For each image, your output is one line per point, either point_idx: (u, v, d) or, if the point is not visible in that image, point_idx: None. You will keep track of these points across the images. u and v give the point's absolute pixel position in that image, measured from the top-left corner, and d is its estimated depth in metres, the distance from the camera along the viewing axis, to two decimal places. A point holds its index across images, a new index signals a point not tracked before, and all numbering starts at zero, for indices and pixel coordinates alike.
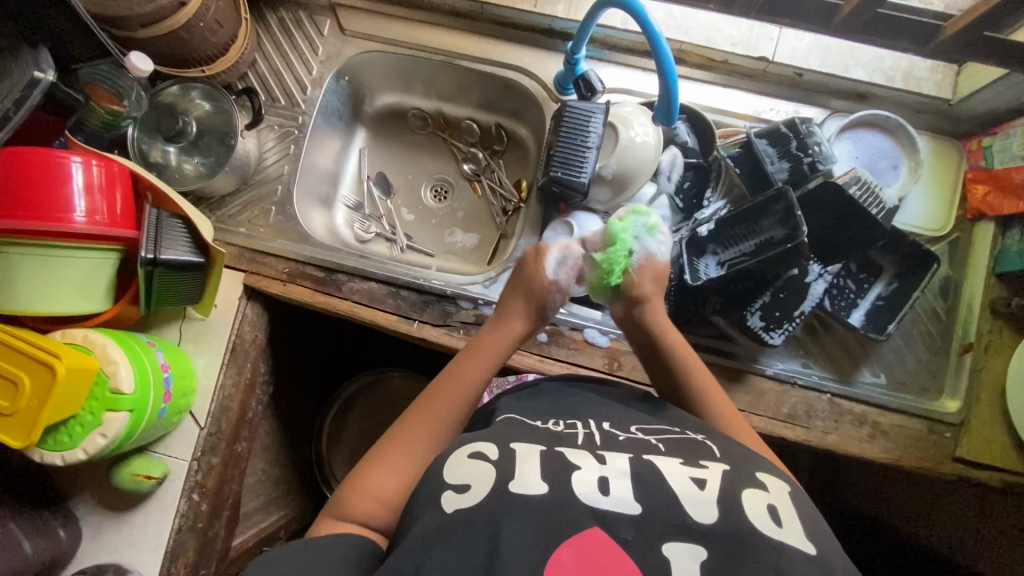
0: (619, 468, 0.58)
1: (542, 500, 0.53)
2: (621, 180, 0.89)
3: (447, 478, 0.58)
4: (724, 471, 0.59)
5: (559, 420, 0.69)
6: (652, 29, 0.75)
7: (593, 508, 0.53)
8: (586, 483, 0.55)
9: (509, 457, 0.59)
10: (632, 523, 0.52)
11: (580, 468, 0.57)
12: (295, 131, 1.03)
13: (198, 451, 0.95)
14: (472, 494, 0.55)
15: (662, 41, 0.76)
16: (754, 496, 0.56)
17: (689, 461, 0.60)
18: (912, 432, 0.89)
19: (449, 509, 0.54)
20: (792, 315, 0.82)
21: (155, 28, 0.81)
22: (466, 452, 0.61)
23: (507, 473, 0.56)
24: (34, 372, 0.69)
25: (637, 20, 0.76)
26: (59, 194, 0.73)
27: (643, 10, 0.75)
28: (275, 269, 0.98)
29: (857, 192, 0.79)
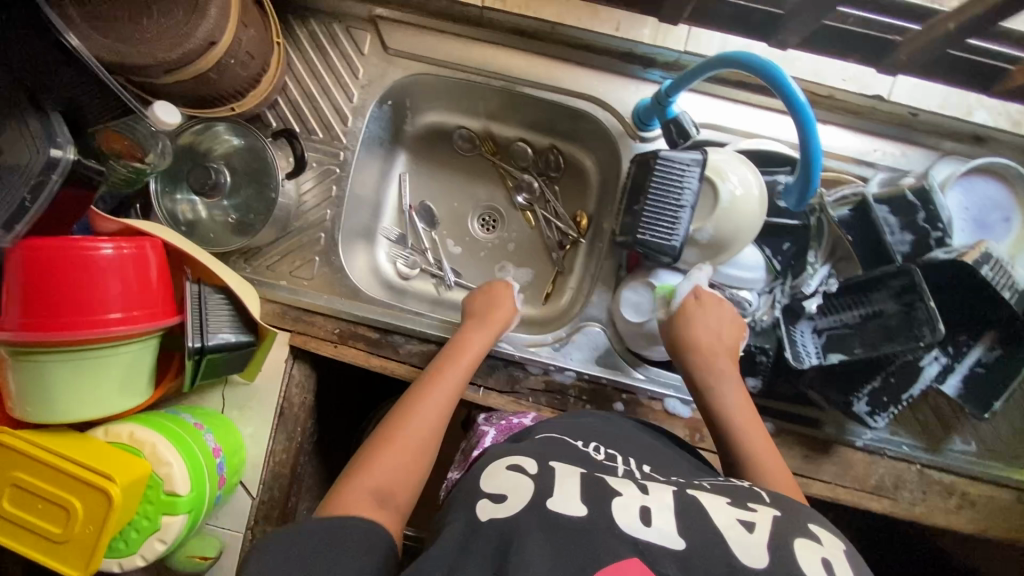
0: (663, 501, 0.53)
1: (579, 522, 0.50)
2: (716, 245, 0.79)
3: (483, 486, 0.56)
4: (773, 516, 0.53)
5: (599, 446, 0.65)
6: (800, 104, 0.62)
7: (634, 539, 0.49)
8: (626, 511, 0.51)
9: (550, 473, 0.56)
10: (675, 559, 0.48)
11: (621, 495, 0.53)
12: (336, 169, 0.91)
13: (251, 522, 0.89)
14: (508, 505, 0.53)
15: (808, 110, 0.62)
16: (806, 548, 0.49)
17: (737, 503, 0.55)
18: (1000, 503, 0.86)
19: (483, 517, 0.53)
20: (900, 398, 0.76)
21: (179, 74, 0.68)
22: (504, 463, 0.59)
23: (545, 489, 0.53)
24: (86, 496, 0.62)
25: (782, 95, 0.63)
26: (88, 291, 0.62)
27: (784, 76, 0.62)
28: (323, 329, 0.89)
29: (989, 272, 0.69)
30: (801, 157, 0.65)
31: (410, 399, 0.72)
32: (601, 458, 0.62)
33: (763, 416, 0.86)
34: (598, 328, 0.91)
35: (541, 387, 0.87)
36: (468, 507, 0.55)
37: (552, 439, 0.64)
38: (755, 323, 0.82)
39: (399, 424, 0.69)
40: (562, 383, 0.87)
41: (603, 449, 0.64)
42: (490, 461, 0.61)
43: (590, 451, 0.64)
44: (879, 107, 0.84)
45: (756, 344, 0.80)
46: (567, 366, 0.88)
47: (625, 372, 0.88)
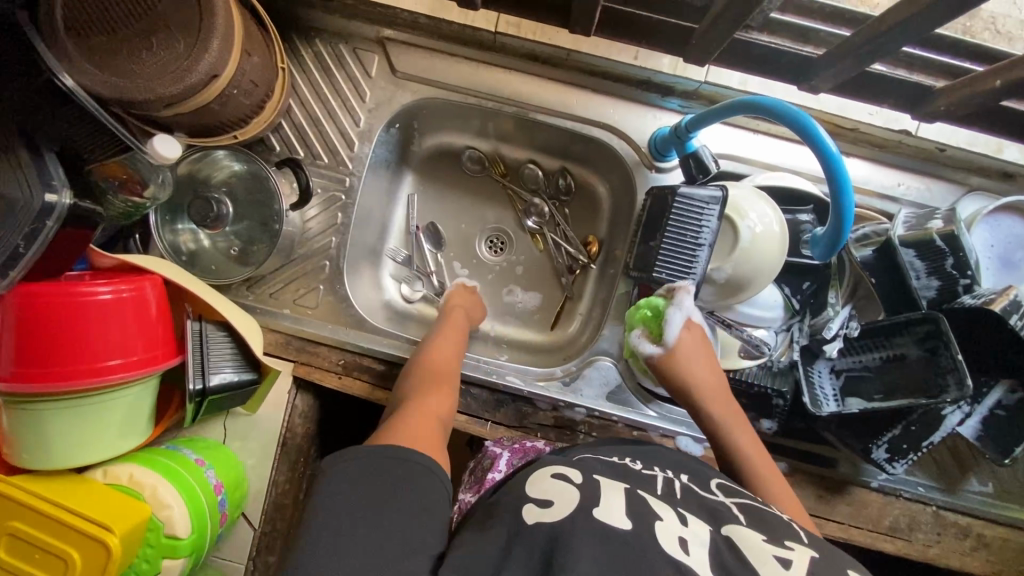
0: (700, 536, 0.52)
1: (623, 534, 0.49)
2: (734, 285, 0.77)
3: (529, 492, 0.56)
4: (812, 556, 0.50)
5: (636, 459, 0.66)
6: (834, 156, 0.59)
7: (673, 559, 0.48)
8: (668, 534, 0.50)
9: (593, 484, 0.56)
10: None
11: (661, 519, 0.52)
12: (342, 195, 0.88)
13: (253, 553, 0.88)
14: (554, 510, 0.52)
15: (842, 165, 0.60)
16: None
17: (773, 539, 0.52)
18: (1016, 545, 0.85)
19: (529, 520, 0.52)
20: (920, 446, 0.74)
21: (179, 107, 0.65)
22: (550, 471, 0.59)
23: (590, 496, 0.53)
24: (83, 547, 0.61)
25: (814, 147, 0.60)
26: (86, 337, 0.60)
27: (814, 127, 0.60)
28: (327, 361, 0.86)
29: (1019, 323, 0.67)
30: (832, 209, 0.62)
31: (423, 365, 0.78)
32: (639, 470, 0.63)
33: (777, 456, 0.84)
34: (609, 362, 0.89)
35: (550, 423, 0.85)
36: (513, 511, 0.54)
37: (589, 457, 0.64)
38: (771, 364, 0.79)
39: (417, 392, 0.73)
40: (572, 419, 0.86)
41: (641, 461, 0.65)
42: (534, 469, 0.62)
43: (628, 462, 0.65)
44: (905, 141, 0.81)
45: (772, 388, 0.78)
46: (576, 402, 0.86)
47: (636, 409, 0.86)
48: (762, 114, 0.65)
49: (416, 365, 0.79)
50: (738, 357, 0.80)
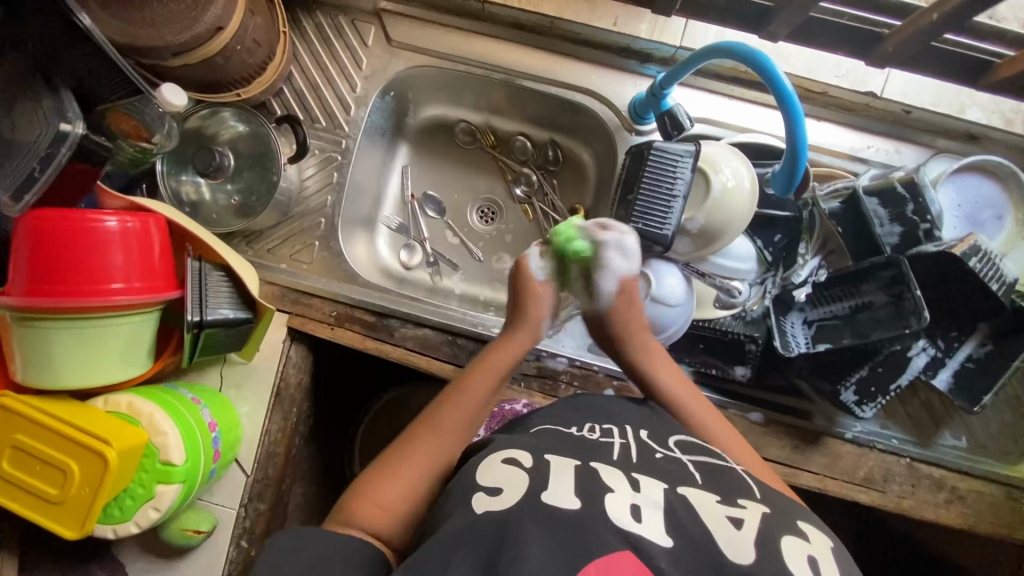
0: (654, 499, 0.51)
1: (573, 515, 0.48)
2: (707, 235, 0.80)
3: (478, 479, 0.55)
4: (763, 513, 0.51)
5: (593, 426, 0.64)
6: (788, 94, 0.63)
7: (625, 532, 0.47)
8: (618, 506, 0.49)
9: (542, 466, 0.54)
10: (667, 552, 0.46)
11: (612, 492, 0.51)
12: (338, 157, 0.93)
13: (245, 498, 0.91)
14: (503, 499, 0.51)
15: (797, 103, 0.64)
16: (794, 545, 0.47)
17: (726, 499, 0.52)
18: (990, 498, 0.87)
19: (478, 509, 0.50)
20: (888, 389, 0.77)
21: (187, 57, 0.71)
22: (500, 457, 0.57)
23: (541, 481, 0.52)
24: (82, 459, 0.64)
25: (769, 85, 0.64)
26: (93, 259, 0.65)
27: (772, 65, 0.64)
28: (320, 312, 0.90)
29: (977, 265, 0.71)
30: (787, 147, 0.66)
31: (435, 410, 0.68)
32: (595, 436, 0.61)
33: (752, 406, 0.87)
34: None
35: (533, 373, 0.88)
36: (465, 502, 0.51)
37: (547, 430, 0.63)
38: (745, 312, 0.82)
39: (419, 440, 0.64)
40: (553, 369, 0.89)
41: (598, 427, 0.64)
42: (485, 452, 0.60)
43: (585, 430, 0.64)
44: (872, 104, 0.85)
45: (745, 333, 0.81)
46: (558, 352, 0.89)
47: None
48: (726, 58, 0.68)
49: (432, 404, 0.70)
50: (713, 307, 0.84)
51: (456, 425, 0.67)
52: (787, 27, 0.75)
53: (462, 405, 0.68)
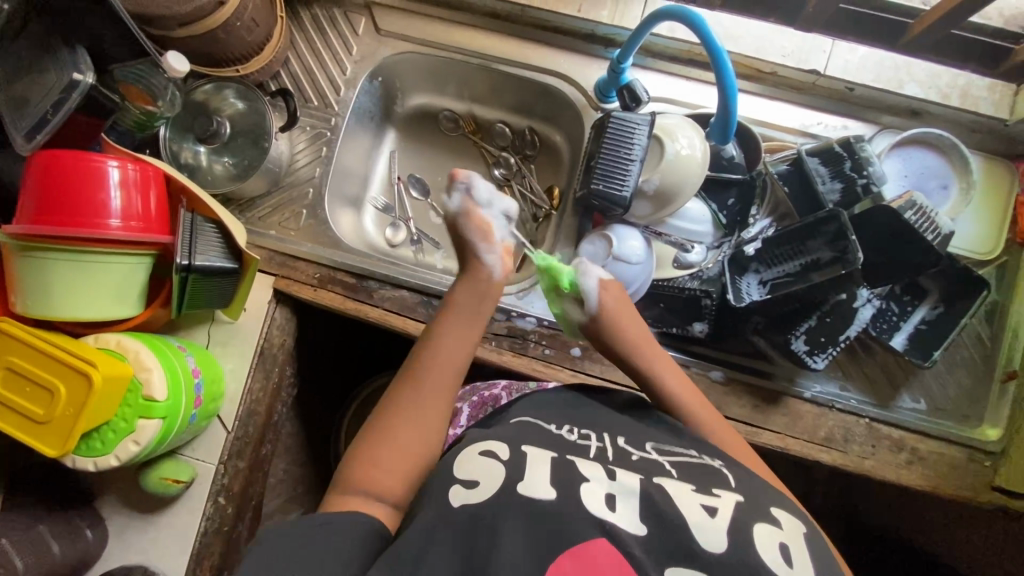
0: (630, 487, 0.53)
1: (551, 507, 0.50)
2: (664, 196, 0.86)
3: (456, 473, 0.56)
4: (736, 502, 0.53)
5: (574, 428, 0.64)
6: (714, 41, 0.71)
7: (599, 519, 0.50)
8: (594, 495, 0.51)
9: (520, 459, 0.56)
10: (639, 542, 0.49)
11: (588, 481, 0.53)
12: (327, 133, 1.01)
13: (225, 454, 0.94)
14: (480, 491, 0.53)
15: (724, 55, 0.72)
16: (766, 534, 0.51)
17: (701, 488, 0.55)
18: (952, 460, 0.88)
19: (455, 503, 0.52)
20: (838, 340, 0.81)
21: (191, 28, 0.80)
22: (477, 449, 0.58)
23: (516, 474, 0.54)
24: (70, 381, 0.69)
25: (698, 35, 0.71)
26: (95, 197, 0.72)
27: (703, 21, 0.71)
28: (305, 274, 0.96)
29: (913, 217, 0.77)
30: (718, 91, 0.74)
31: (412, 373, 0.66)
32: (574, 438, 0.61)
33: (713, 365, 0.90)
34: None
35: (504, 332, 0.93)
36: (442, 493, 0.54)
37: (527, 425, 0.63)
38: (702, 272, 0.87)
39: (401, 404, 0.64)
40: (523, 329, 0.93)
41: (579, 430, 0.63)
42: (462, 447, 0.60)
43: (565, 432, 0.63)
44: (818, 82, 0.91)
45: (701, 289, 0.85)
46: (527, 312, 0.93)
47: None
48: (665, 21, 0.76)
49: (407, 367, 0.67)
50: (671, 267, 0.90)
51: (435, 380, 0.66)
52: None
53: (438, 361, 0.67)
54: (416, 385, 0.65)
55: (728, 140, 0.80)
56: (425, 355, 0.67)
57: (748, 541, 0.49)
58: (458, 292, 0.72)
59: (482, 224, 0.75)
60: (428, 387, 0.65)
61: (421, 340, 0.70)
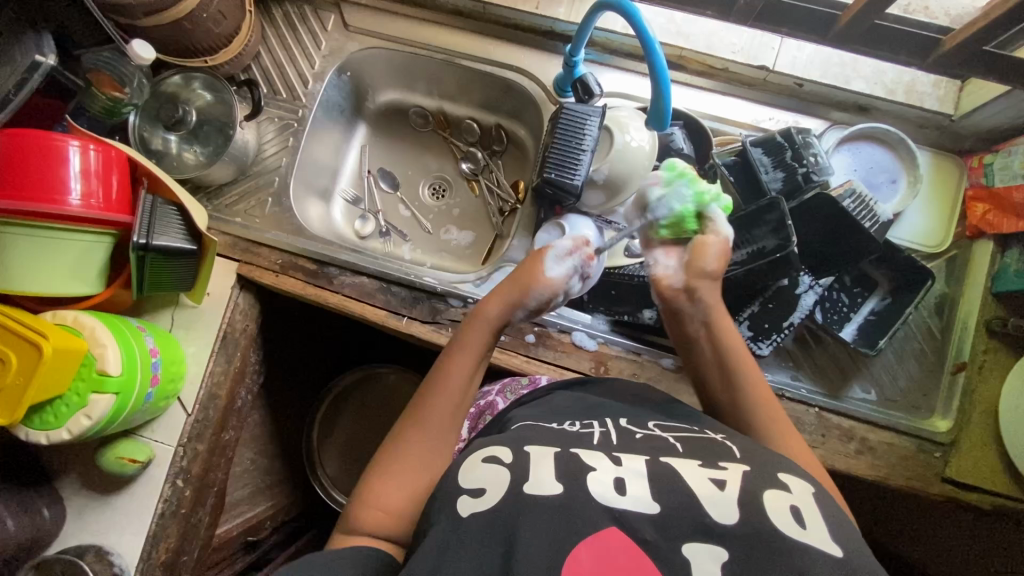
0: (637, 469, 0.54)
1: (557, 499, 0.50)
2: (614, 185, 0.89)
3: (461, 483, 0.56)
4: (743, 472, 0.54)
5: (575, 420, 0.67)
6: (644, 28, 0.74)
7: (610, 508, 0.50)
8: (601, 482, 0.52)
9: (523, 459, 0.56)
10: (653, 522, 0.49)
11: (594, 470, 0.54)
12: (295, 124, 1.04)
13: (184, 437, 0.95)
14: (488, 498, 0.53)
15: (656, 45, 0.74)
16: (774, 498, 0.50)
17: (707, 463, 0.55)
18: (901, 451, 0.88)
19: (465, 513, 0.52)
20: (781, 327, 0.83)
21: (157, 18, 0.82)
22: (481, 456, 0.59)
23: (521, 475, 0.54)
24: (21, 351, 0.71)
25: (633, 27, 0.74)
26: (55, 175, 0.74)
27: (638, 14, 0.74)
28: (267, 260, 0.98)
29: (851, 205, 0.79)
30: (651, 78, 0.76)
31: (420, 408, 0.68)
32: (576, 428, 0.64)
33: (664, 353, 0.91)
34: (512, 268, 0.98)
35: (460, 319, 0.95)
36: (449, 503, 0.54)
37: (528, 426, 0.65)
38: None
39: (410, 440, 0.65)
40: None
41: (580, 421, 0.66)
42: (466, 454, 0.61)
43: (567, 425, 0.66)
44: (768, 78, 0.94)
45: (650, 276, 0.87)
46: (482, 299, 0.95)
47: None
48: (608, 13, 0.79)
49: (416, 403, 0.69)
50: (622, 257, 0.94)
51: (445, 416, 0.68)
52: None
53: (446, 398, 0.69)
54: (425, 421, 0.67)
55: (668, 129, 0.82)
56: (436, 392, 0.69)
57: (759, 509, 0.49)
58: (468, 328, 0.74)
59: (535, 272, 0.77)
60: (438, 424, 0.67)
61: (430, 374, 0.71)
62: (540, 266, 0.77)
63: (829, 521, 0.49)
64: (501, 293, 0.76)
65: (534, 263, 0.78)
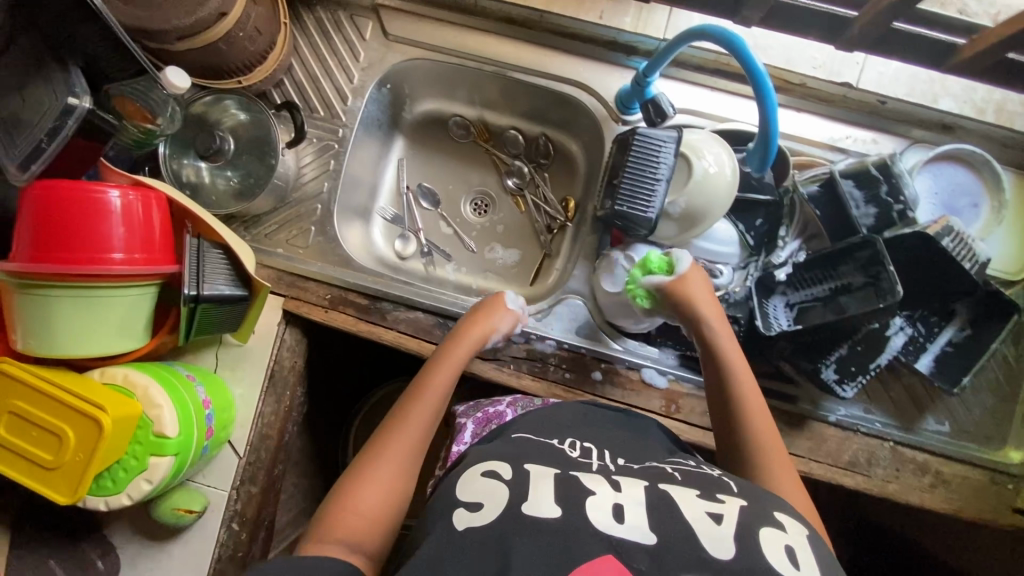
0: (635, 498, 0.52)
1: (554, 524, 0.49)
2: (690, 218, 0.83)
3: (461, 495, 0.54)
4: (740, 507, 0.52)
5: (575, 442, 0.64)
6: (759, 70, 0.68)
7: (608, 536, 0.48)
8: (599, 508, 0.50)
9: (523, 477, 0.55)
10: (647, 553, 0.47)
11: (593, 494, 0.52)
12: (335, 145, 0.97)
13: (237, 480, 0.92)
14: (485, 513, 0.51)
15: (764, 77, 0.69)
16: (771, 537, 0.49)
17: (706, 495, 0.54)
18: (975, 483, 0.87)
19: (460, 526, 0.51)
20: (867, 368, 0.80)
21: (192, 41, 0.75)
22: (480, 470, 0.57)
23: (520, 493, 0.52)
24: (78, 426, 0.66)
25: (741, 61, 0.69)
26: (96, 231, 0.67)
27: (746, 47, 0.68)
28: (316, 295, 0.92)
29: (950, 244, 0.75)
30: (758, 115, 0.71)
31: (394, 417, 0.71)
32: (576, 453, 0.61)
33: None
34: (578, 300, 0.94)
35: (523, 355, 0.90)
36: (445, 516, 0.52)
37: (529, 440, 0.63)
38: (729, 294, 0.84)
39: (383, 445, 0.67)
40: (543, 352, 0.90)
41: (580, 445, 0.64)
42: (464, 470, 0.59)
43: (566, 447, 0.63)
44: (850, 95, 0.89)
45: (729, 314, 0.83)
46: (547, 335, 0.91)
47: (604, 345, 0.91)
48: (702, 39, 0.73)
49: (389, 414, 0.72)
50: None
51: (416, 428, 0.70)
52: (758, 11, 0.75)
53: (423, 410, 0.72)
54: (398, 429, 0.69)
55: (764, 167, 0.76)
56: (413, 403, 0.72)
57: (755, 546, 0.48)
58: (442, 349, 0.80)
59: (497, 304, 0.85)
60: (409, 433, 0.69)
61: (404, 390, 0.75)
62: (502, 300, 0.86)
63: (822, 564, 0.48)
64: (475, 318, 0.84)
65: (495, 299, 0.86)
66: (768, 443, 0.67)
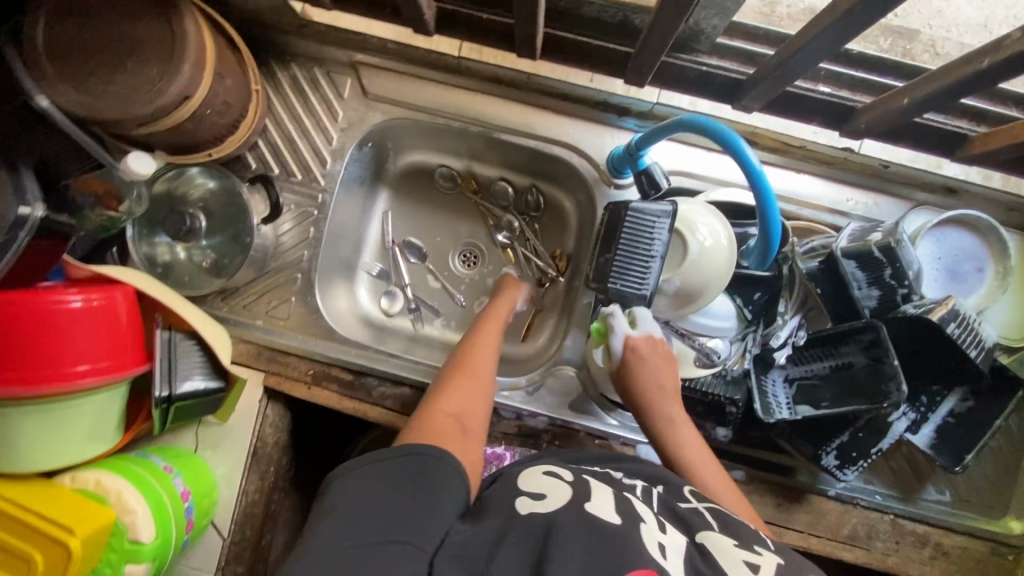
0: (677, 542, 0.52)
1: (614, 528, 0.51)
2: (686, 296, 0.79)
3: (524, 485, 0.58)
4: (777, 564, 0.51)
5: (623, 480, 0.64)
6: (756, 171, 0.64)
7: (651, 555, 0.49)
8: (648, 535, 0.51)
9: (584, 483, 0.58)
10: None
11: (644, 522, 0.53)
12: (314, 211, 0.92)
13: (222, 562, 0.87)
14: (549, 502, 0.54)
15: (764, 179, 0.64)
16: None
17: (743, 545, 0.53)
18: (975, 554, 0.86)
19: (523, 509, 0.54)
20: (869, 453, 0.78)
21: (154, 125, 0.69)
22: (541, 469, 0.61)
23: (583, 494, 0.55)
24: (47, 548, 0.63)
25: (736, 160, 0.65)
26: (57, 343, 0.63)
27: (745, 149, 0.64)
28: (298, 371, 0.89)
29: (956, 331, 0.71)
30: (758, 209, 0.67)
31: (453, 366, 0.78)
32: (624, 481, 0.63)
33: (735, 464, 0.86)
34: (571, 372, 0.91)
35: (513, 431, 0.88)
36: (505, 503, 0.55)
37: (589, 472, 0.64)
38: (726, 372, 0.81)
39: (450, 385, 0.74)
40: (534, 428, 0.88)
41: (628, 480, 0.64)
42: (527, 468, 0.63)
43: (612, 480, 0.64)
44: (851, 158, 0.86)
45: (725, 395, 0.80)
46: (538, 411, 0.88)
47: (598, 420, 0.88)
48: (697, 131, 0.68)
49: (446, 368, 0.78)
50: (693, 365, 0.82)
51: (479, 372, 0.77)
52: (760, 101, 0.78)
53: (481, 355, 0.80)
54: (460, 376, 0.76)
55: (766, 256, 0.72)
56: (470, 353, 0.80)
57: None
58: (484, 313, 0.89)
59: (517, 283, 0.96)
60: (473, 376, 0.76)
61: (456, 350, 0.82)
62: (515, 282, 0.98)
63: None
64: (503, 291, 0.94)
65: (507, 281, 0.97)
66: (702, 456, 0.74)
